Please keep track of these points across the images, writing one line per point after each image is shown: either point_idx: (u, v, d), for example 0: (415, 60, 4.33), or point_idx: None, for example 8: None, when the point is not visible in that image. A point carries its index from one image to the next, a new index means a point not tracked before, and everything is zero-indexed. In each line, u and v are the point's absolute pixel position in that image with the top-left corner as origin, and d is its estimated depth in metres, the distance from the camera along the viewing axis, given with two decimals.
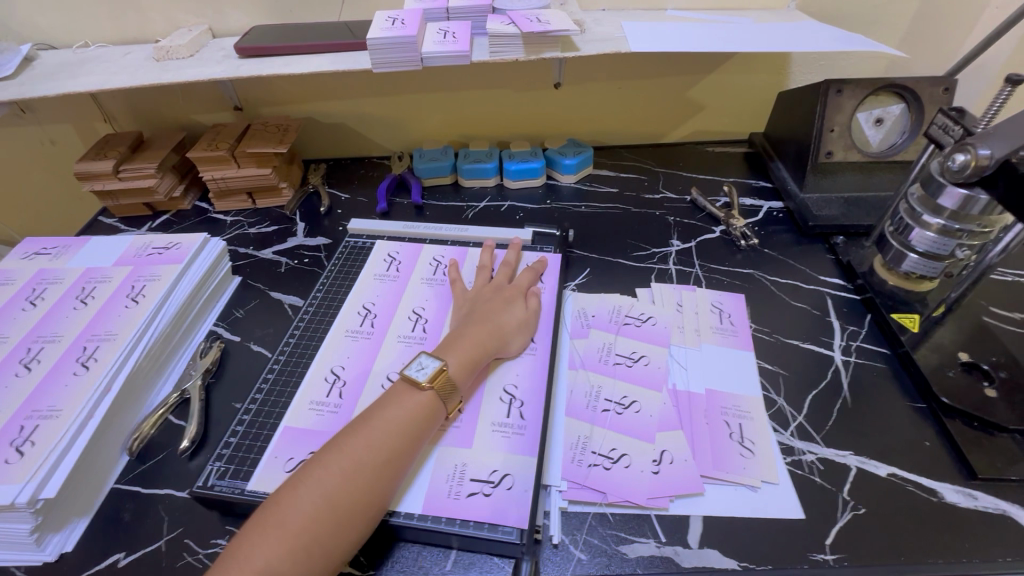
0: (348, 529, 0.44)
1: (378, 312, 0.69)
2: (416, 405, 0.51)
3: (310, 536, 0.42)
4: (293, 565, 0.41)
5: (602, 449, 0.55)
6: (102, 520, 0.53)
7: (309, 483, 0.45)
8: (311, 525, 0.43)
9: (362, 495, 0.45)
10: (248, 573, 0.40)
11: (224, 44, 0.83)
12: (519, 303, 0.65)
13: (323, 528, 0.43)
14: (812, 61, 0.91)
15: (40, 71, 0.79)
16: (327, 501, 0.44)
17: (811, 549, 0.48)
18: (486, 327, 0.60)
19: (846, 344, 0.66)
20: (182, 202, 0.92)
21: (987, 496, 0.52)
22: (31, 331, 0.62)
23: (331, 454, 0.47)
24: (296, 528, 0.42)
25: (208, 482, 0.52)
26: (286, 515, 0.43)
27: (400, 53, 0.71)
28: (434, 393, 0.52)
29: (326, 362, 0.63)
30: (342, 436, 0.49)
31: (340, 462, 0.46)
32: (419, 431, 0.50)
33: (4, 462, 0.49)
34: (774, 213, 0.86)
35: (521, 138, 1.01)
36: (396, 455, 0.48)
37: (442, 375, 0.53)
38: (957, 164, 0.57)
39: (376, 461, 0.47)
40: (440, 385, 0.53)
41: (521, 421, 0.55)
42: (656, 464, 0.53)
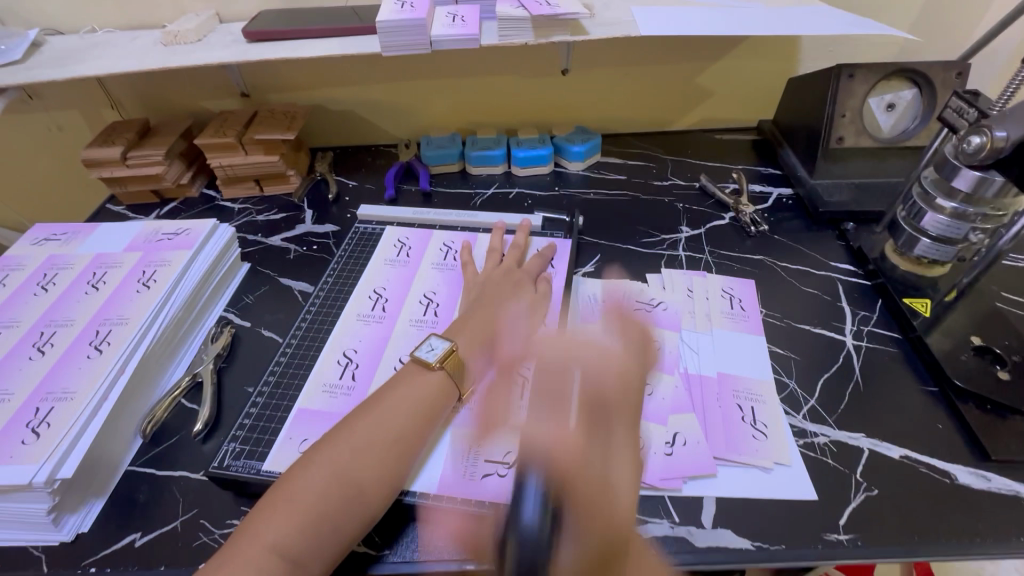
0: (359, 506, 0.44)
1: (388, 296, 0.69)
2: (427, 385, 0.52)
3: (321, 512, 0.43)
4: (303, 540, 0.42)
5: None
6: (118, 501, 0.53)
7: (319, 460, 0.45)
8: (321, 500, 0.43)
9: (373, 472, 0.46)
10: (259, 546, 0.41)
11: (231, 29, 0.83)
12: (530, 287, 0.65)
13: (333, 504, 0.43)
14: (823, 46, 0.91)
15: (48, 56, 0.79)
16: (337, 478, 0.44)
17: (825, 530, 0.48)
18: (491, 310, 0.62)
19: (858, 329, 0.66)
20: (190, 189, 0.91)
21: (1001, 478, 0.52)
22: (43, 315, 0.62)
23: (342, 433, 0.47)
24: (306, 504, 0.43)
25: (225, 461, 0.53)
26: (296, 491, 0.44)
27: (409, 36, 0.70)
28: (446, 373, 0.53)
29: (337, 345, 0.63)
30: (353, 415, 0.49)
31: (351, 440, 0.47)
32: (432, 410, 0.51)
33: (21, 443, 0.49)
34: (783, 199, 0.86)
35: (529, 125, 1.01)
36: (408, 434, 0.49)
37: (453, 356, 0.55)
38: (971, 147, 0.56)
39: (386, 440, 0.48)
40: (451, 365, 0.54)
41: None
42: (669, 447, 0.53)
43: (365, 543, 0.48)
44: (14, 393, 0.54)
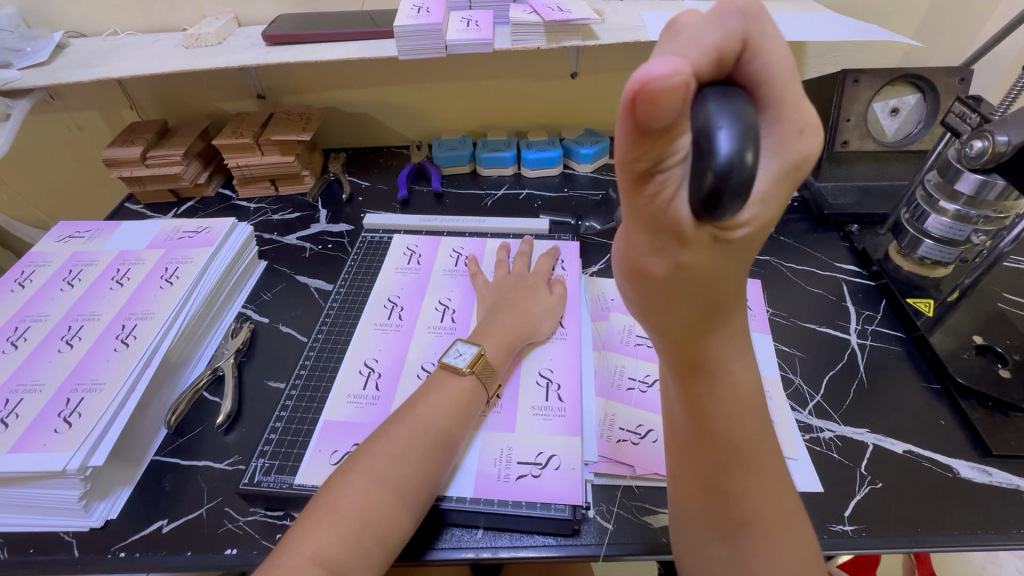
0: (398, 512, 0.45)
1: (403, 302, 0.70)
2: (457, 392, 0.54)
3: (363, 520, 0.44)
4: (345, 549, 0.42)
5: (631, 425, 0.56)
6: (143, 489, 0.55)
7: (361, 469, 0.46)
8: (362, 510, 0.44)
9: (410, 478, 0.47)
10: (301, 557, 0.41)
11: (249, 32, 0.85)
12: (542, 289, 0.67)
13: (374, 513, 0.44)
14: (827, 51, 0.92)
15: (72, 58, 0.81)
16: (377, 485, 0.45)
17: (831, 521, 0.50)
18: (515, 313, 0.62)
19: (863, 328, 0.68)
20: (206, 189, 0.93)
21: (1002, 472, 0.53)
22: (70, 310, 0.64)
23: (377, 442, 0.49)
24: (347, 512, 0.44)
25: (255, 478, 0.53)
26: (336, 500, 0.44)
27: (424, 41, 0.72)
28: (475, 378, 0.55)
29: (358, 353, 0.64)
30: (386, 425, 0.51)
31: (386, 448, 0.48)
32: (464, 416, 0.53)
33: (53, 432, 0.51)
34: (789, 202, 0.88)
35: (538, 127, 1.02)
36: (441, 439, 0.50)
37: (480, 361, 0.56)
38: (974, 151, 0.58)
39: (420, 447, 0.49)
40: (480, 370, 0.55)
41: (560, 403, 0.57)
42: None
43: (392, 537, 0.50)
44: (44, 383, 0.56)
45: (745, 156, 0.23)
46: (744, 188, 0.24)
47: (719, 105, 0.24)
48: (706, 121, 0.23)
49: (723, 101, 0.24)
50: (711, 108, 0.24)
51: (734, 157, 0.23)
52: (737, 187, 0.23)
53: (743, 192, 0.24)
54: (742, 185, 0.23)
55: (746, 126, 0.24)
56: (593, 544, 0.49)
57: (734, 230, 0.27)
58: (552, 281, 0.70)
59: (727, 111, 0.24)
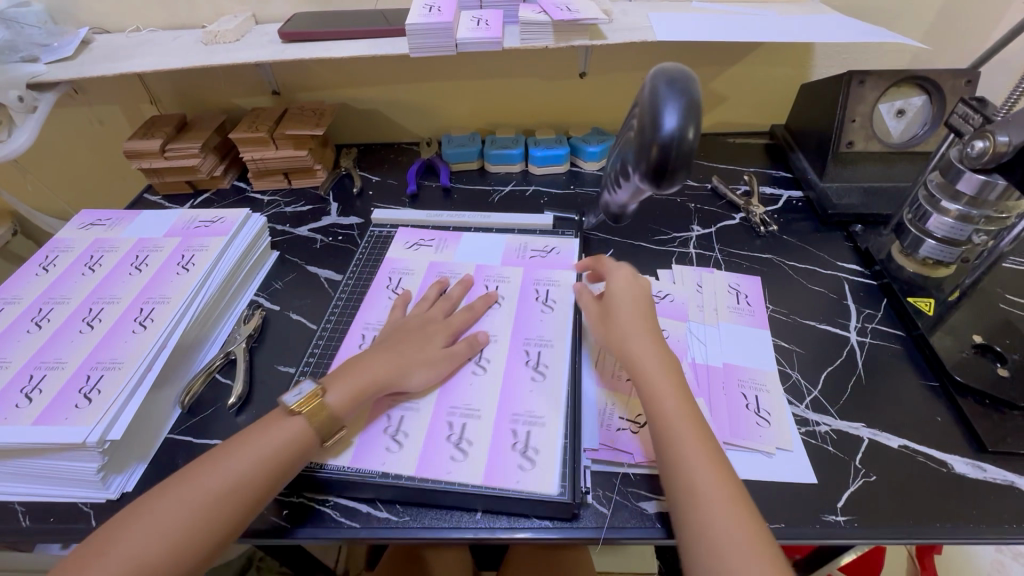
0: (181, 560, 0.43)
1: (411, 273, 0.75)
2: (285, 438, 0.50)
3: (137, 565, 0.41)
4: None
5: (460, 405, 0.58)
6: (158, 465, 0.57)
7: (145, 517, 0.44)
8: (140, 561, 0.41)
9: (203, 527, 0.44)
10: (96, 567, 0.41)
11: (267, 30, 0.87)
12: (441, 337, 0.62)
13: (152, 558, 0.42)
14: (835, 53, 0.93)
15: (97, 53, 0.84)
16: (162, 539, 0.43)
17: (824, 511, 0.51)
18: (390, 355, 0.58)
19: (862, 326, 0.68)
20: (222, 181, 0.96)
21: (998, 469, 0.54)
22: (91, 294, 0.67)
23: (179, 486, 0.46)
24: (122, 557, 0.41)
25: None
26: (113, 545, 0.42)
27: (436, 39, 0.74)
28: (304, 419, 0.52)
29: (381, 273, 0.76)
30: (195, 464, 0.48)
31: (182, 492, 0.45)
32: (280, 464, 0.49)
33: (74, 407, 0.54)
34: (793, 202, 0.88)
35: (545, 125, 1.04)
36: (247, 484, 0.47)
37: (315, 400, 0.53)
38: (976, 151, 0.59)
39: (213, 500, 0.45)
40: (310, 411, 0.52)
41: (468, 443, 0.54)
42: (527, 460, 0.52)
43: (387, 510, 0.53)
44: (65, 361, 0.58)
45: (685, 129, 0.42)
46: (684, 151, 0.43)
47: (673, 94, 0.42)
48: (662, 104, 0.42)
49: (675, 91, 0.43)
50: (667, 96, 0.42)
51: (677, 133, 0.42)
52: (679, 147, 0.42)
53: (683, 153, 0.43)
54: (682, 146, 0.42)
55: (688, 109, 0.42)
56: (603, 529, 0.51)
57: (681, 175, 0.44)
58: (460, 336, 0.64)
59: (677, 98, 0.43)
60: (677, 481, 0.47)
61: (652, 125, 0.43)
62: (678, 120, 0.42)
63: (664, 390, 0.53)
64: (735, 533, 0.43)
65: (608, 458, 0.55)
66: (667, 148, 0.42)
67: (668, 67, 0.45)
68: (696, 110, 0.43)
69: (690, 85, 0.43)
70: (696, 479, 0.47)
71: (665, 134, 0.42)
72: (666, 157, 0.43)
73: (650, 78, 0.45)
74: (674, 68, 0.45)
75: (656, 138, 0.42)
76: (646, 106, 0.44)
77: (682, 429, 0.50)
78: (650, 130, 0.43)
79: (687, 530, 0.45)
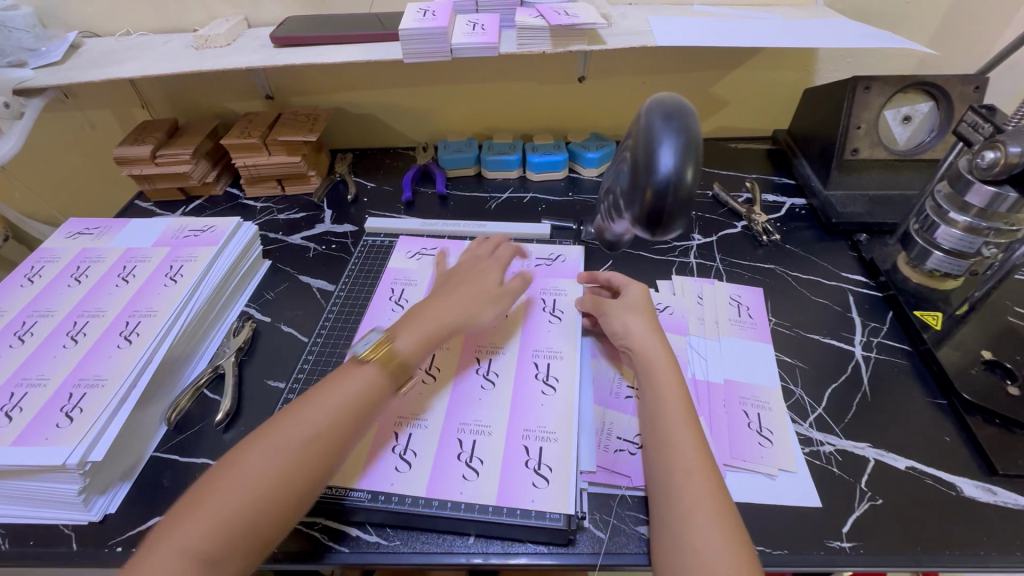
0: (270, 507, 0.44)
1: (414, 284, 0.73)
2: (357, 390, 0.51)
3: (229, 515, 0.42)
4: (209, 544, 0.41)
5: (471, 421, 0.56)
6: (143, 485, 0.55)
7: (236, 465, 0.45)
8: (234, 509, 0.43)
9: (286, 485, 0.45)
10: (173, 547, 0.41)
11: (259, 34, 0.86)
12: (495, 272, 0.65)
13: (242, 507, 0.43)
14: (840, 57, 0.91)
15: (85, 58, 0.83)
16: (239, 503, 0.43)
17: (828, 537, 0.49)
18: (450, 303, 0.60)
19: (867, 340, 0.67)
20: (214, 188, 0.94)
21: (1009, 492, 0.52)
22: (76, 306, 0.65)
23: (267, 435, 0.47)
24: (216, 507, 0.43)
25: None
26: (209, 494, 0.43)
27: (430, 44, 0.72)
28: (380, 366, 0.53)
29: (383, 282, 0.74)
30: (279, 416, 0.49)
31: (271, 440, 0.46)
32: (358, 411, 0.50)
33: (55, 426, 0.52)
34: (796, 210, 0.86)
35: (544, 130, 1.02)
36: (330, 430, 0.48)
37: (387, 348, 0.54)
38: (986, 162, 0.58)
39: (288, 463, 0.45)
40: (385, 357, 0.53)
41: (480, 464, 0.53)
42: (542, 478, 0.52)
43: (376, 533, 0.51)
44: (48, 378, 0.57)
45: (681, 173, 0.41)
46: (680, 196, 0.42)
47: (669, 134, 0.41)
48: (658, 145, 0.41)
49: (671, 130, 0.41)
50: (663, 135, 0.41)
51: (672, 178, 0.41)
52: (673, 193, 0.42)
53: (679, 198, 0.42)
54: (678, 191, 0.42)
55: (684, 150, 0.41)
56: (600, 555, 0.49)
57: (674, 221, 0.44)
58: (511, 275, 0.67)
59: (673, 138, 0.42)
60: (666, 496, 0.47)
61: (646, 169, 0.42)
62: (674, 165, 0.41)
63: (670, 404, 0.52)
64: (720, 554, 0.42)
65: (605, 482, 0.53)
66: (662, 194, 0.42)
67: (664, 99, 0.44)
68: (692, 150, 0.42)
69: (687, 122, 0.42)
70: (684, 495, 0.46)
71: (661, 177, 0.41)
72: (661, 203, 0.42)
73: (646, 111, 0.44)
74: (669, 100, 0.44)
75: (651, 183, 0.42)
76: (640, 145, 0.43)
77: (683, 445, 0.49)
78: (646, 172, 0.42)
79: (665, 548, 0.44)
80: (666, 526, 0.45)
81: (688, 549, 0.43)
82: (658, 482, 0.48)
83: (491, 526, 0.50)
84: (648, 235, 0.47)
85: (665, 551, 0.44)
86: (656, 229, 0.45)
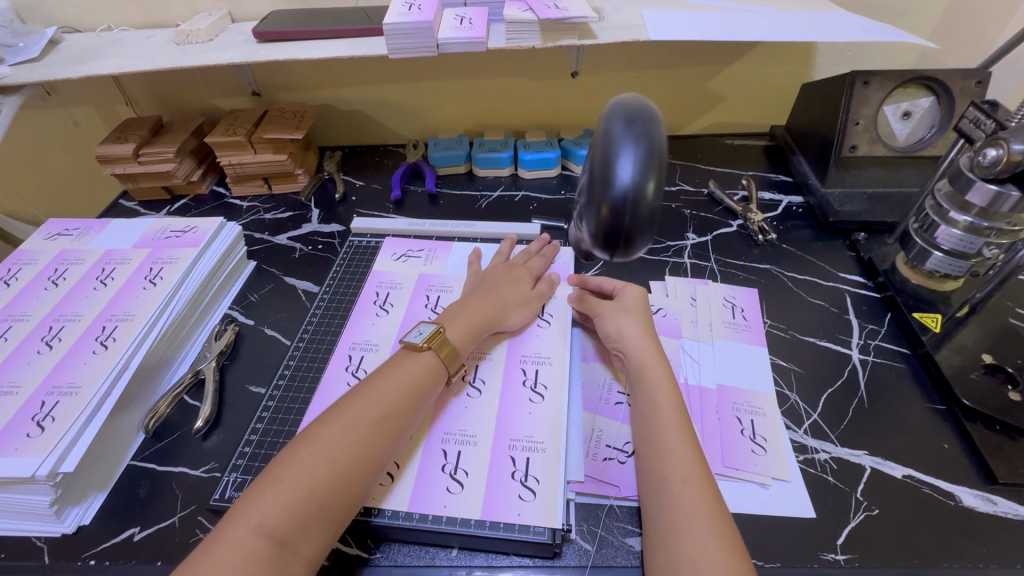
0: (344, 486, 0.44)
1: (399, 287, 0.71)
2: (410, 377, 0.52)
3: (307, 491, 0.42)
4: (288, 520, 0.41)
5: (454, 430, 0.55)
6: (119, 495, 0.54)
7: (309, 444, 0.45)
8: (313, 484, 0.43)
9: (359, 462, 0.45)
10: (244, 528, 0.40)
11: (243, 29, 0.83)
12: (527, 278, 0.67)
13: (320, 484, 0.43)
14: (839, 52, 0.89)
15: (64, 54, 0.81)
16: (310, 480, 0.43)
17: (822, 549, 0.47)
18: (487, 299, 0.62)
19: (865, 343, 0.65)
20: (200, 186, 0.93)
21: (1008, 502, 0.50)
22: (52, 310, 0.63)
23: (337, 415, 0.47)
24: (293, 484, 0.42)
25: (226, 494, 0.53)
26: (284, 472, 0.43)
27: (416, 39, 0.70)
28: (434, 354, 0.54)
29: (369, 285, 0.72)
30: (343, 399, 0.49)
31: (340, 420, 0.47)
32: (419, 394, 0.51)
33: (25, 436, 0.50)
34: (793, 208, 0.84)
35: (536, 127, 1.00)
36: (395, 412, 0.49)
37: (439, 337, 0.56)
38: (987, 160, 0.55)
39: (354, 442, 0.46)
40: (438, 345, 0.55)
41: (463, 476, 0.52)
42: (528, 490, 0.50)
43: (357, 546, 0.49)
44: (21, 386, 0.55)
45: (643, 186, 0.35)
46: (642, 213, 0.36)
47: (629, 138, 0.35)
48: (616, 152, 0.35)
49: (632, 134, 0.35)
50: (622, 140, 0.35)
51: (633, 191, 0.35)
52: (634, 208, 0.35)
53: (641, 215, 0.36)
54: (639, 207, 0.36)
55: (646, 159, 0.35)
56: (587, 568, 0.47)
57: (637, 240, 0.38)
58: (540, 278, 0.69)
59: (634, 144, 0.35)
60: (661, 508, 0.45)
61: (603, 179, 0.36)
62: (635, 175, 0.35)
63: (661, 411, 0.51)
64: (719, 568, 0.40)
65: (594, 492, 0.52)
66: (620, 209, 0.36)
67: (627, 99, 0.38)
68: (657, 158, 0.36)
69: (652, 126, 0.36)
70: (679, 507, 0.44)
71: (620, 190, 0.35)
72: (619, 220, 0.36)
73: (605, 111, 0.37)
74: (632, 101, 0.37)
75: (608, 196, 0.36)
76: (596, 151, 0.37)
77: (677, 453, 0.47)
78: (604, 183, 0.36)
79: (659, 563, 0.42)
80: (661, 540, 0.43)
81: (684, 563, 0.41)
82: (653, 493, 0.46)
83: (476, 540, 0.48)
84: (608, 256, 0.40)
85: (661, 567, 0.42)
86: (616, 251, 0.39)
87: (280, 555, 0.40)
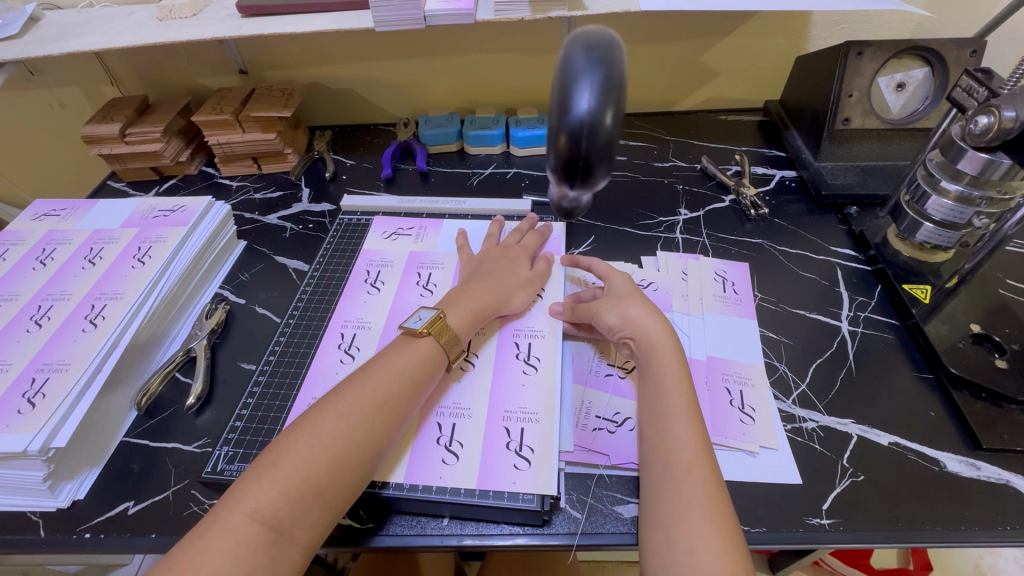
0: (342, 472, 0.44)
1: (390, 266, 0.71)
2: (410, 363, 0.51)
3: (304, 478, 0.43)
4: (284, 507, 0.41)
5: (448, 404, 0.55)
6: (112, 471, 0.54)
7: (306, 430, 0.45)
8: (311, 472, 0.43)
9: (356, 449, 0.45)
10: (239, 514, 0.41)
11: (225, 3, 0.81)
12: (518, 254, 0.66)
13: (317, 471, 0.43)
14: (834, 23, 0.87)
15: (44, 31, 0.79)
16: (307, 468, 0.43)
17: (808, 514, 0.48)
18: (490, 284, 0.61)
19: (854, 315, 0.65)
20: (189, 167, 0.92)
21: (991, 466, 0.51)
22: (41, 289, 0.63)
23: (334, 402, 0.47)
24: (290, 470, 0.43)
25: (218, 466, 0.53)
26: (282, 458, 0.43)
27: (401, 11, 0.69)
28: (434, 339, 0.54)
29: (359, 264, 0.72)
30: (342, 385, 0.49)
31: (337, 406, 0.47)
32: (418, 381, 0.51)
33: (17, 412, 0.51)
34: (786, 182, 0.84)
35: (528, 104, 0.99)
36: (394, 399, 0.49)
37: (439, 323, 0.55)
38: (979, 128, 0.54)
39: (353, 433, 0.46)
40: (438, 331, 0.55)
41: (456, 448, 0.52)
42: (523, 460, 0.51)
43: (350, 517, 0.50)
44: (12, 363, 0.55)
45: (601, 114, 0.35)
46: (600, 141, 0.35)
47: (588, 65, 0.35)
48: (575, 80, 0.35)
49: (590, 62, 0.35)
50: (580, 68, 0.35)
51: (591, 117, 0.34)
52: (591, 135, 0.35)
53: (598, 144, 0.36)
54: (596, 134, 0.35)
55: (605, 87, 0.35)
56: (577, 535, 0.48)
57: (597, 169, 0.37)
58: (535, 256, 0.69)
59: (592, 71, 0.35)
60: (663, 490, 0.45)
61: (560, 107, 0.35)
62: (592, 101, 0.34)
63: (669, 398, 0.50)
64: (715, 555, 0.41)
65: (583, 461, 0.52)
66: (577, 136, 0.35)
67: (589, 30, 0.38)
68: (616, 88, 0.35)
69: (613, 56, 0.36)
70: (682, 492, 0.44)
71: (577, 117, 0.35)
72: (577, 147, 0.36)
73: (566, 43, 0.37)
74: (595, 32, 0.37)
75: (565, 124, 0.35)
76: (556, 81, 0.36)
77: (682, 439, 0.47)
78: (562, 110, 0.35)
79: (656, 544, 0.43)
80: (658, 522, 0.44)
81: (683, 547, 0.42)
82: (657, 474, 0.46)
83: (467, 508, 0.49)
84: (569, 191, 0.40)
85: (658, 548, 0.43)
86: (577, 182, 0.38)
87: (276, 541, 0.41)
